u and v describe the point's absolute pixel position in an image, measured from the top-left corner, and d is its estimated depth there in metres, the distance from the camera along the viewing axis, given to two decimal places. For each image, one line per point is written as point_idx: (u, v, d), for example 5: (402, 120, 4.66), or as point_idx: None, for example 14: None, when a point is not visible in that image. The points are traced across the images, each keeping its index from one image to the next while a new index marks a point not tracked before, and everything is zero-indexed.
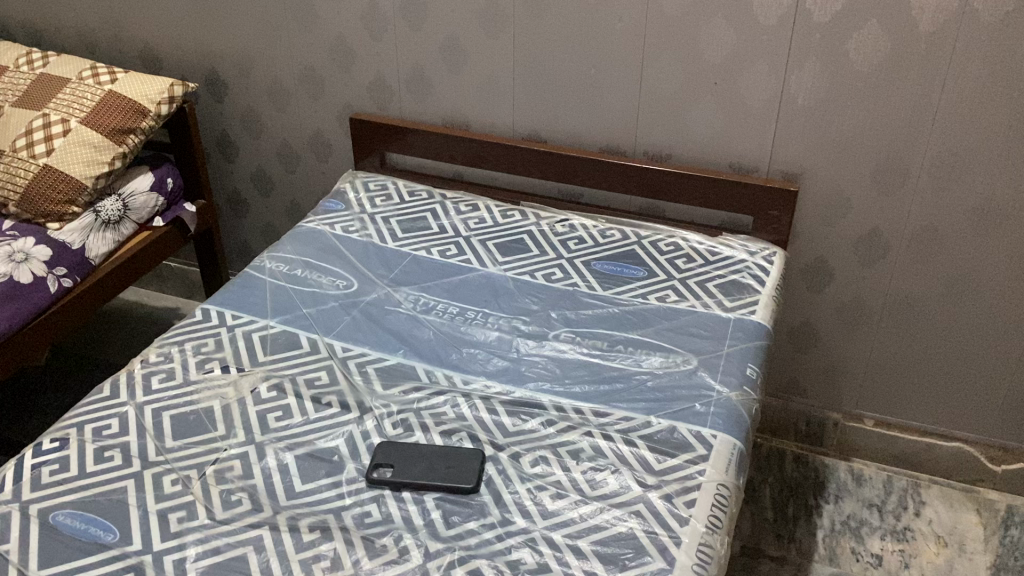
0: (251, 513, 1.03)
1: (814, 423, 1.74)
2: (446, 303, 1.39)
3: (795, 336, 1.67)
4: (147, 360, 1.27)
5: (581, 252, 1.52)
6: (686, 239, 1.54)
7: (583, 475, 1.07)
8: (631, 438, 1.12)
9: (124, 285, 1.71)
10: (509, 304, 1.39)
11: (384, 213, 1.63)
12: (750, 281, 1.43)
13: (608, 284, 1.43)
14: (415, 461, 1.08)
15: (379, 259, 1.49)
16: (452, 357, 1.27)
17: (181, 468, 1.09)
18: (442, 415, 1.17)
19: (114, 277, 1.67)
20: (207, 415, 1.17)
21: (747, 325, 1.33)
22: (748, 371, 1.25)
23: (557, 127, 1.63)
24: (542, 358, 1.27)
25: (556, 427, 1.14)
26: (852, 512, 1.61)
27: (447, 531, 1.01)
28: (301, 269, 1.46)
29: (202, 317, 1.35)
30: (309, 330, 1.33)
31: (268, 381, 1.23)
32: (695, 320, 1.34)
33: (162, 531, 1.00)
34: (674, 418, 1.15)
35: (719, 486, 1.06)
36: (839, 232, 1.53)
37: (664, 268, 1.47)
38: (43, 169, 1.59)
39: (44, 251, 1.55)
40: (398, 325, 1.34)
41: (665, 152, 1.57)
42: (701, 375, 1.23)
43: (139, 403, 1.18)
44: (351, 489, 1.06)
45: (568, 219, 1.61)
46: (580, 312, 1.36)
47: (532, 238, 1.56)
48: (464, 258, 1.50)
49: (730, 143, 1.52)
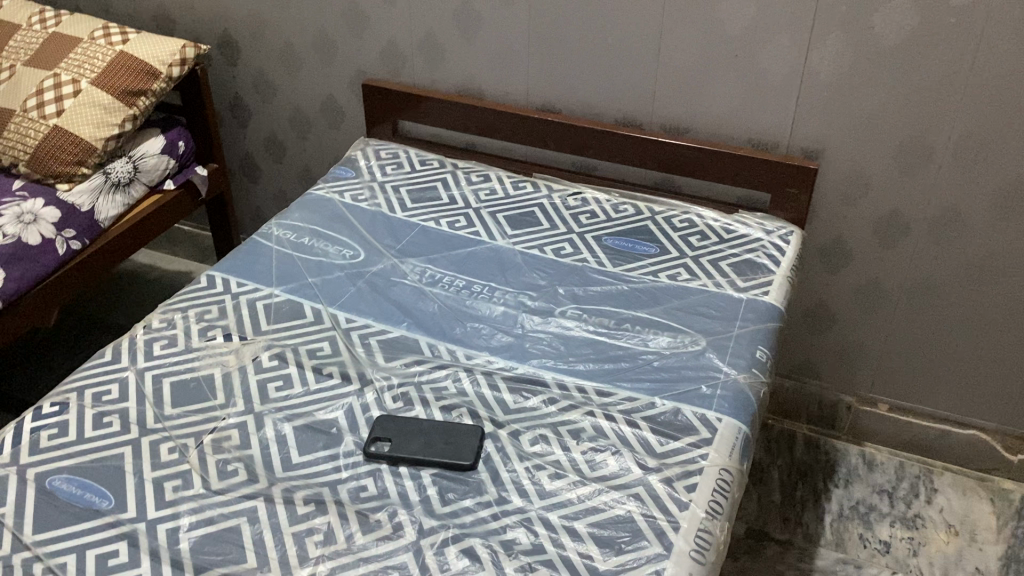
0: (246, 484, 1.03)
1: (827, 406, 1.70)
2: (453, 276, 1.37)
3: (810, 317, 1.63)
4: (149, 325, 1.26)
5: (592, 227, 1.49)
6: (701, 215, 1.51)
7: (583, 456, 1.05)
8: (634, 419, 1.10)
9: (132, 251, 1.70)
10: (516, 278, 1.36)
11: (394, 182, 1.60)
12: (765, 260, 1.39)
13: (618, 261, 1.40)
14: (414, 436, 1.07)
15: (386, 229, 1.47)
16: (456, 331, 1.25)
17: (179, 436, 1.09)
18: (443, 389, 1.15)
19: (121, 242, 1.66)
20: (207, 384, 1.16)
21: (759, 306, 1.30)
22: (757, 353, 1.22)
23: (572, 97, 1.59)
24: (547, 334, 1.25)
25: (557, 405, 1.12)
26: (862, 497, 1.58)
27: (442, 508, 0.99)
28: (308, 238, 1.45)
29: (207, 284, 1.34)
30: (313, 299, 1.31)
31: (270, 351, 1.22)
32: (706, 300, 1.31)
33: (157, 500, 1.00)
34: (679, 400, 1.13)
35: (721, 471, 1.04)
36: (858, 212, 1.49)
37: (677, 245, 1.43)
38: (53, 129, 1.58)
39: (53, 213, 1.54)
40: (403, 297, 1.32)
41: (682, 125, 1.53)
42: (709, 356, 1.20)
43: (141, 369, 1.18)
44: (348, 463, 1.05)
45: (581, 193, 1.58)
46: (588, 288, 1.34)
47: (543, 212, 1.53)
48: (473, 230, 1.48)
49: (748, 118, 1.48)
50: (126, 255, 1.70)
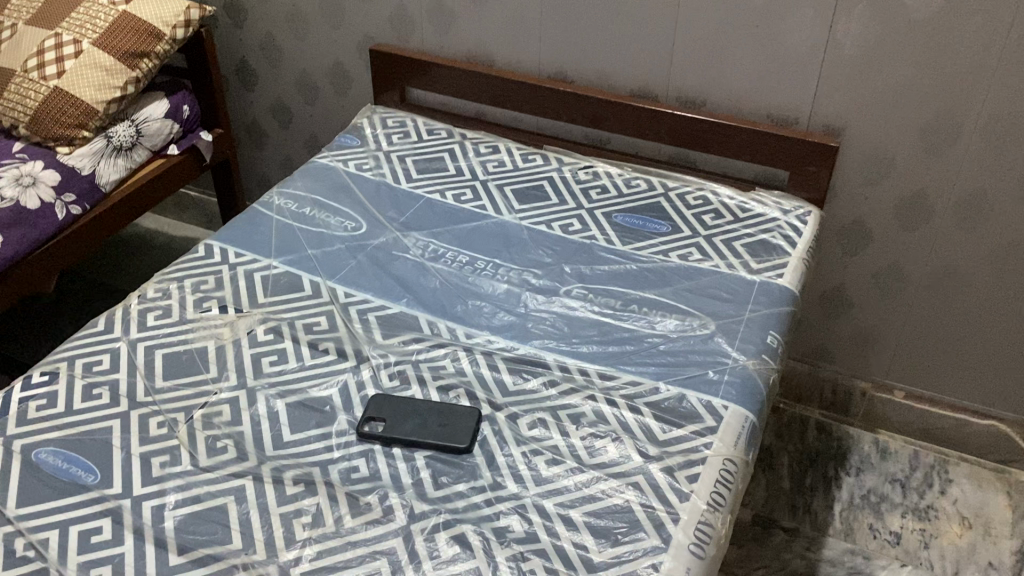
0: (234, 462, 1.00)
1: (841, 392, 1.66)
2: (456, 251, 1.33)
3: (827, 300, 1.58)
4: (144, 295, 1.23)
5: (602, 203, 1.44)
6: (716, 193, 1.45)
7: (582, 442, 1.02)
8: (636, 404, 1.06)
9: (135, 217, 1.68)
10: (521, 255, 1.32)
11: (400, 151, 1.56)
12: (780, 242, 1.34)
13: (627, 239, 1.36)
14: (409, 417, 1.04)
15: (390, 201, 1.43)
16: (457, 309, 1.22)
17: (169, 410, 1.06)
18: (441, 368, 1.12)
19: (123, 207, 1.64)
20: (200, 357, 1.14)
21: (772, 289, 1.25)
22: (768, 339, 1.17)
23: (585, 66, 1.53)
24: (551, 314, 1.21)
25: (558, 388, 1.09)
26: (874, 486, 1.54)
27: (435, 491, 0.96)
28: (309, 208, 1.41)
29: (205, 253, 1.31)
30: (312, 272, 1.28)
31: (266, 324, 1.18)
32: (717, 282, 1.27)
33: (143, 476, 0.98)
34: (685, 386, 1.09)
35: (725, 462, 1.00)
36: (881, 192, 1.43)
37: (689, 224, 1.39)
38: (53, 91, 1.54)
39: (52, 176, 1.51)
40: (404, 273, 1.28)
41: (700, 98, 1.48)
42: (718, 341, 1.16)
43: (133, 340, 1.16)
44: (341, 442, 1.02)
45: (592, 167, 1.53)
46: (595, 268, 1.30)
47: (552, 187, 1.48)
48: (479, 204, 1.44)
49: (768, 91, 1.42)
50: (128, 222, 1.68)
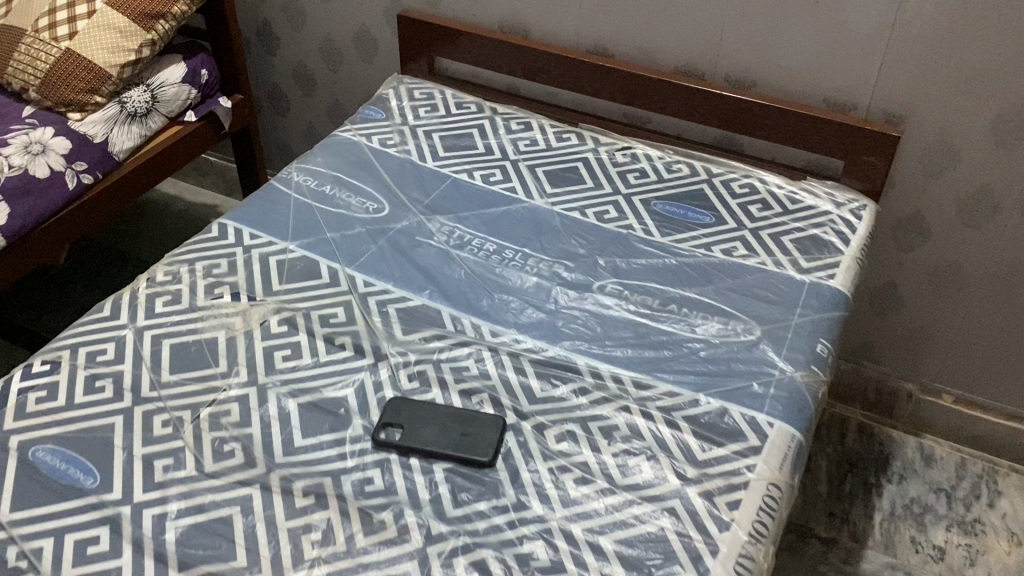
0: (241, 468, 0.93)
1: (885, 393, 1.57)
2: (483, 239, 1.24)
3: (876, 297, 1.48)
4: (153, 278, 1.17)
5: (640, 188, 1.35)
6: (764, 181, 1.35)
7: (613, 460, 0.94)
8: (674, 419, 0.99)
9: (151, 184, 1.61)
10: (552, 244, 1.24)
11: (427, 126, 1.47)
12: (833, 238, 1.24)
13: (667, 230, 1.27)
14: (428, 425, 0.97)
15: (415, 181, 1.35)
16: (482, 303, 1.14)
17: (174, 407, 1.00)
18: (464, 370, 1.04)
19: (137, 175, 1.57)
20: (208, 349, 1.07)
21: (823, 291, 1.16)
22: (817, 348, 1.09)
23: (627, 40, 1.43)
24: (583, 312, 1.13)
25: (589, 397, 1.01)
26: (917, 496, 1.45)
27: (454, 510, 0.89)
28: (330, 186, 1.33)
29: (218, 234, 1.24)
30: (330, 258, 1.20)
31: (279, 315, 1.11)
32: (764, 281, 1.18)
33: (145, 481, 0.92)
34: (726, 398, 1.01)
35: (768, 487, 0.92)
36: (942, 186, 1.32)
37: (735, 215, 1.29)
38: (64, 53, 1.47)
39: (63, 143, 1.44)
40: (427, 261, 1.20)
41: (750, 79, 1.37)
42: (762, 349, 1.08)
43: (140, 327, 1.09)
44: (355, 450, 0.95)
45: (631, 148, 1.44)
46: (631, 261, 1.21)
47: (588, 169, 1.39)
48: (509, 186, 1.35)
49: (825, 74, 1.31)
50: (144, 189, 1.61)
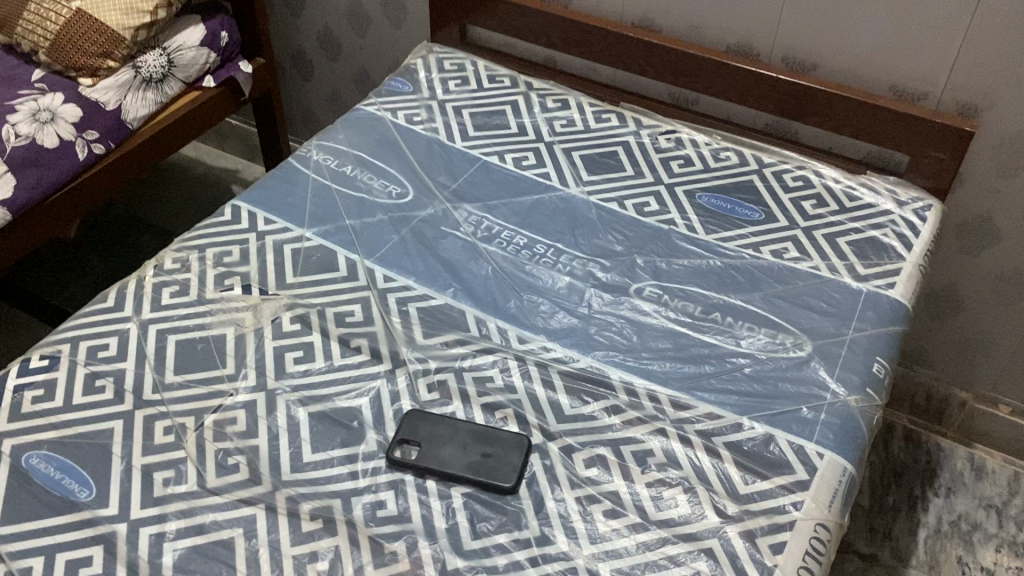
0: (245, 485, 0.87)
1: (935, 399, 1.47)
2: (513, 231, 1.16)
3: (934, 300, 1.38)
4: (161, 266, 1.10)
5: (684, 178, 1.25)
6: (819, 173, 1.25)
7: (647, 491, 0.87)
8: (714, 445, 0.91)
9: (167, 151, 1.54)
10: (586, 239, 1.15)
11: (456, 102, 1.38)
12: (893, 241, 1.14)
13: (711, 228, 1.17)
14: (447, 443, 0.90)
15: (442, 163, 1.26)
16: (510, 305, 1.06)
17: (178, 413, 0.93)
18: (488, 381, 0.97)
19: (151, 142, 1.50)
20: (215, 347, 1.00)
21: (881, 302, 1.07)
22: (873, 368, 1.00)
23: (676, 15, 1.32)
24: (618, 319, 1.04)
25: (622, 416, 0.93)
26: (966, 512, 1.37)
27: (472, 543, 0.82)
28: (351, 167, 1.25)
29: (231, 217, 1.17)
30: (349, 248, 1.12)
31: (292, 312, 1.04)
32: (816, 289, 1.08)
33: (143, 495, 0.86)
34: (772, 424, 0.93)
35: (817, 528, 0.84)
36: (1017, 187, 1.21)
37: (787, 211, 1.19)
38: (76, 14, 1.38)
39: (73, 111, 1.36)
40: (452, 255, 1.12)
41: (810, 62, 1.26)
42: (813, 368, 0.99)
43: (144, 321, 1.03)
44: (367, 469, 0.88)
45: (675, 132, 1.33)
46: (672, 261, 1.12)
47: (628, 155, 1.29)
48: (543, 171, 1.26)
49: (894, 60, 1.19)
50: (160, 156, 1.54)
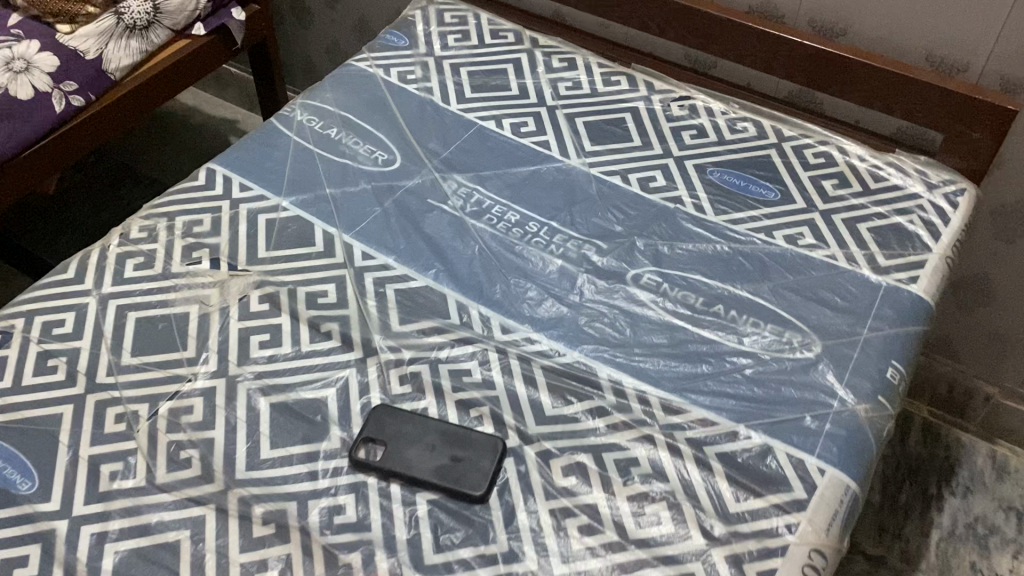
0: (196, 483, 0.81)
1: (959, 392, 1.39)
2: (505, 206, 1.07)
3: (963, 288, 1.29)
4: (127, 234, 1.03)
5: (695, 150, 1.15)
6: (844, 150, 1.14)
7: (627, 506, 0.79)
8: (705, 456, 0.83)
9: (160, 102, 1.46)
10: (583, 217, 1.06)
11: (454, 59, 1.28)
12: (919, 230, 1.04)
13: (721, 208, 1.08)
14: (414, 444, 0.83)
15: (434, 128, 1.17)
16: (495, 290, 0.98)
17: (131, 399, 0.87)
18: (464, 375, 0.89)
19: (145, 91, 1.43)
20: (177, 328, 0.94)
21: (902, 299, 0.97)
22: (887, 374, 0.91)
23: None
24: (610, 308, 0.96)
25: (607, 420, 0.86)
26: (984, 514, 1.29)
27: (434, 557, 0.76)
28: (336, 130, 1.16)
29: (204, 182, 1.09)
30: (327, 221, 1.05)
31: (261, 290, 0.97)
32: (831, 281, 0.99)
33: (88, 490, 0.80)
34: (771, 433, 0.85)
35: (812, 555, 0.76)
36: None
37: (805, 191, 1.09)
38: None
39: (49, 61, 1.30)
40: (438, 231, 1.04)
41: (839, 26, 1.15)
42: (821, 371, 0.90)
43: (105, 295, 0.96)
44: (327, 469, 0.82)
45: (690, 98, 1.23)
46: (676, 246, 1.03)
47: (636, 124, 1.19)
48: (542, 139, 1.17)
49: (932, 27, 1.08)
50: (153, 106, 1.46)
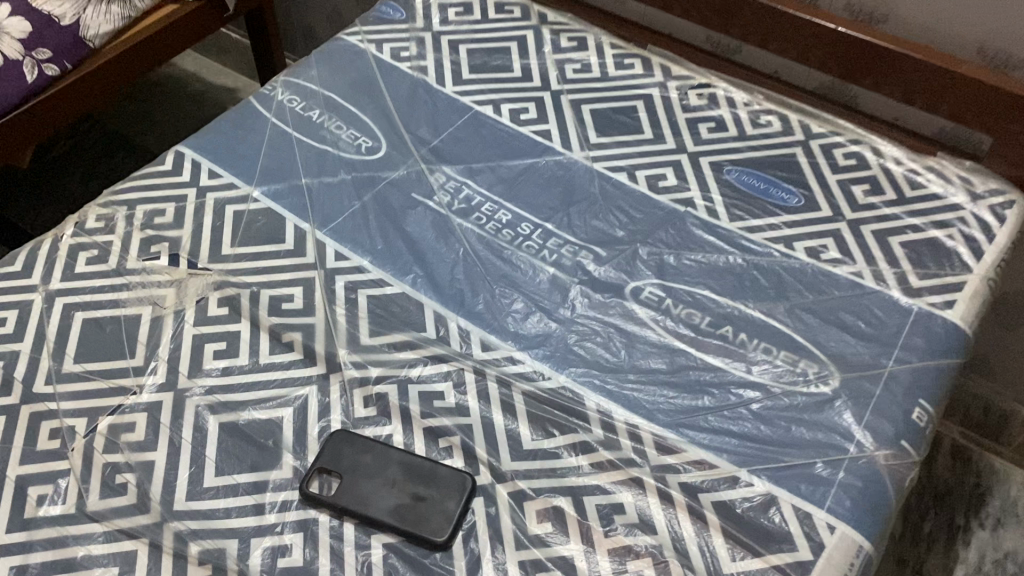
0: (130, 513, 0.73)
1: (994, 415, 1.27)
2: (496, 204, 0.98)
3: (1005, 305, 1.17)
4: (83, 224, 0.95)
5: (712, 145, 1.04)
6: (878, 151, 1.03)
7: (607, 561, 0.70)
8: (699, 506, 0.73)
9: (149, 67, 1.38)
10: (582, 219, 0.96)
11: (453, 35, 1.18)
12: (958, 246, 0.93)
13: (736, 213, 0.97)
14: (372, 479, 0.74)
15: (426, 112, 1.07)
16: (478, 301, 0.88)
17: (69, 412, 0.79)
18: (436, 399, 0.80)
19: (132, 56, 1.34)
20: (126, 332, 0.85)
21: (935, 327, 0.86)
22: (913, 415, 0.80)
23: None
24: (604, 326, 0.86)
25: (590, 458, 0.76)
26: (1015, 550, 1.18)
27: None
28: (318, 113, 1.07)
29: (172, 167, 1.01)
30: (300, 215, 0.96)
31: (220, 292, 0.88)
32: (855, 303, 0.88)
33: (12, 516, 0.73)
34: (775, 481, 0.75)
35: None
36: None
37: (832, 197, 0.98)
38: None
39: (21, 26, 1.23)
40: (420, 231, 0.95)
41: (879, 12, 1.04)
42: (837, 410, 0.80)
43: (52, 292, 0.88)
44: (275, 502, 0.74)
45: (710, 86, 1.12)
46: (683, 256, 0.92)
47: (648, 113, 1.08)
48: (543, 128, 1.06)
49: (985, 16, 0.96)
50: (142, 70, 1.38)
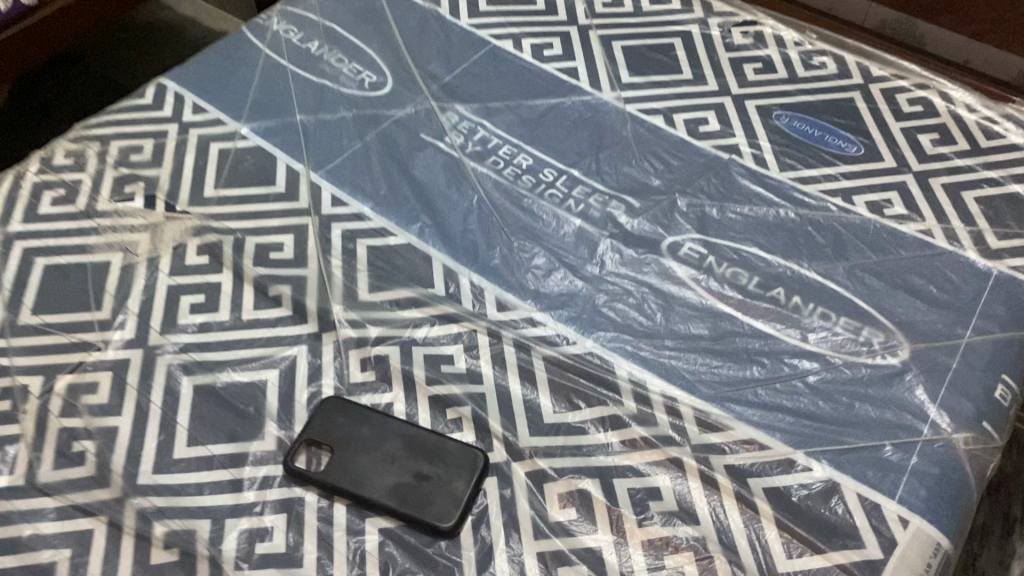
0: (87, 487, 0.63)
1: None
2: (515, 147, 0.86)
3: None
4: (49, 161, 0.84)
5: (760, 88, 0.93)
6: (946, 98, 0.91)
7: (640, 555, 0.60)
8: (748, 493, 0.63)
9: None
10: (612, 166, 0.85)
11: None
12: None
13: (788, 162, 0.85)
14: (368, 454, 0.64)
15: (439, 47, 0.96)
16: (493, 254, 0.78)
17: (22, 370, 0.69)
18: (444, 364, 0.70)
19: None
20: (92, 281, 0.75)
21: (1018, 293, 0.75)
22: (996, 393, 0.69)
23: None
24: (637, 285, 0.76)
25: (621, 435, 0.66)
26: None
27: None
28: (318, 45, 0.96)
29: (152, 101, 0.90)
30: (293, 155, 0.85)
31: (201, 239, 0.78)
32: (925, 265, 0.77)
33: None
34: (838, 466, 0.64)
35: None
36: None
37: (896, 146, 0.86)
38: None
39: None
40: (428, 175, 0.84)
41: None
42: (908, 385, 0.69)
43: (11, 235, 0.78)
44: (255, 479, 0.63)
45: (756, 25, 1.00)
46: (727, 209, 0.81)
47: (687, 52, 0.97)
48: (569, 65, 0.95)
49: None
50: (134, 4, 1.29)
